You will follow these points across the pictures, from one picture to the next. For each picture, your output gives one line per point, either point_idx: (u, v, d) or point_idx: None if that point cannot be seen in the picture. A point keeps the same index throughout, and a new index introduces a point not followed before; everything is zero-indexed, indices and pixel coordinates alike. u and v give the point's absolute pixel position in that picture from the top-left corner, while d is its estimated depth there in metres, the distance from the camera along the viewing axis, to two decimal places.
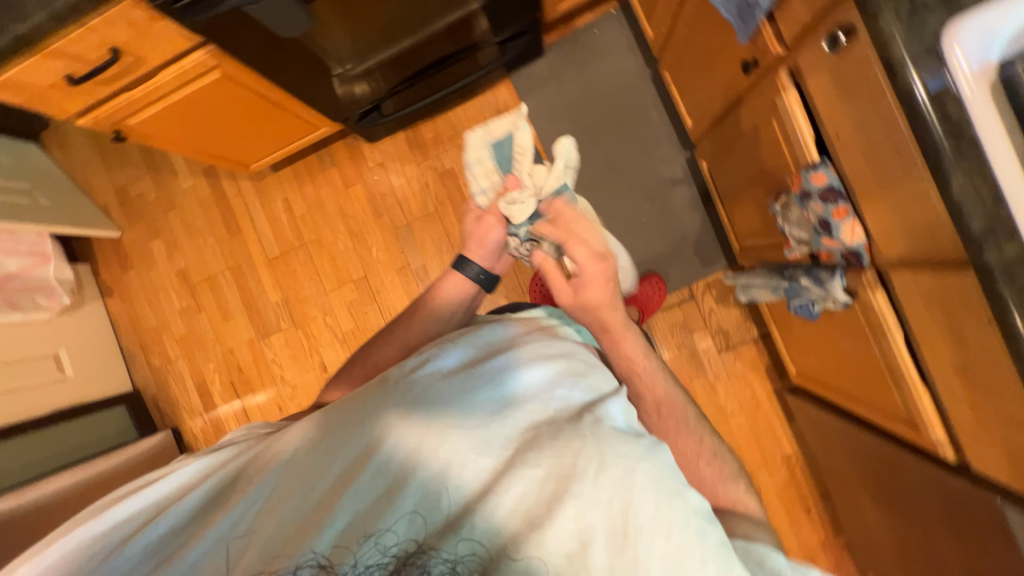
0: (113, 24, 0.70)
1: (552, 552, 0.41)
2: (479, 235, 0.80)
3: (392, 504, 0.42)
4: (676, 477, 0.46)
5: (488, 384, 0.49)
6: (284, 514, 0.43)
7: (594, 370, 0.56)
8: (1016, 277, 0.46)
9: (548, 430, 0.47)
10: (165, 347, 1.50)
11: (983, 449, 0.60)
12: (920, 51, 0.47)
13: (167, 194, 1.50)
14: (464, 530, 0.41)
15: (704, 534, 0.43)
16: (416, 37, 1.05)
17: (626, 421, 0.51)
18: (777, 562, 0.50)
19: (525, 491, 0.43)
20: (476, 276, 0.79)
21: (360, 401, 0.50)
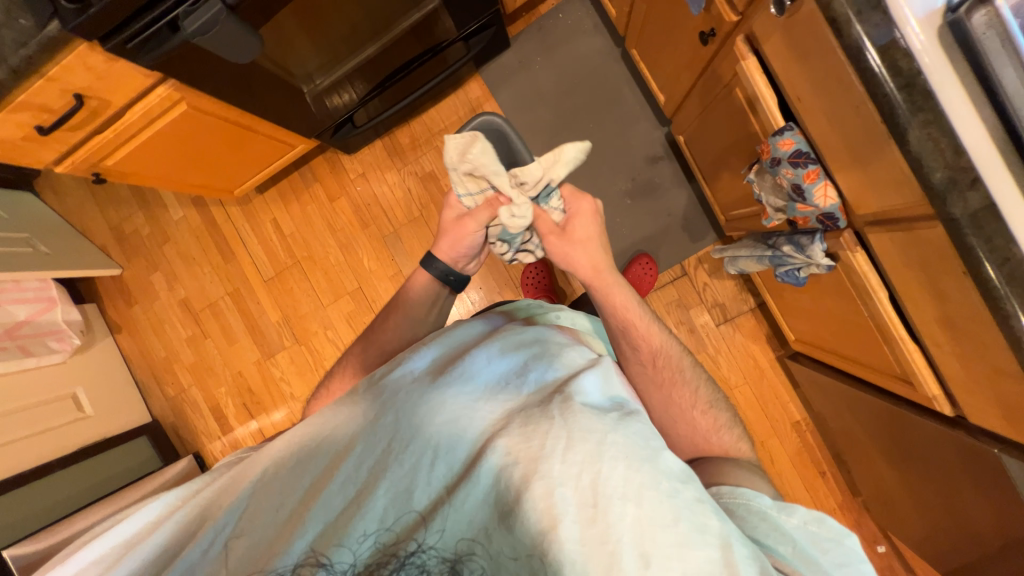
0: (72, 71, 0.71)
1: (523, 530, 0.42)
2: (454, 236, 0.79)
3: (367, 501, 0.44)
4: (647, 444, 0.46)
5: (457, 379, 0.51)
6: (270, 520, 0.46)
7: (568, 352, 0.57)
8: (984, 226, 0.45)
9: (516, 414, 0.48)
10: (177, 376, 1.53)
11: (975, 400, 0.60)
12: (864, 6, 0.45)
13: (160, 227, 1.53)
14: (437, 519, 0.43)
15: (676, 493, 0.44)
16: (380, 42, 1.05)
17: (599, 395, 0.51)
18: (764, 503, 0.54)
19: (494, 476, 0.44)
20: (442, 276, 0.82)
21: (338, 408, 0.52)
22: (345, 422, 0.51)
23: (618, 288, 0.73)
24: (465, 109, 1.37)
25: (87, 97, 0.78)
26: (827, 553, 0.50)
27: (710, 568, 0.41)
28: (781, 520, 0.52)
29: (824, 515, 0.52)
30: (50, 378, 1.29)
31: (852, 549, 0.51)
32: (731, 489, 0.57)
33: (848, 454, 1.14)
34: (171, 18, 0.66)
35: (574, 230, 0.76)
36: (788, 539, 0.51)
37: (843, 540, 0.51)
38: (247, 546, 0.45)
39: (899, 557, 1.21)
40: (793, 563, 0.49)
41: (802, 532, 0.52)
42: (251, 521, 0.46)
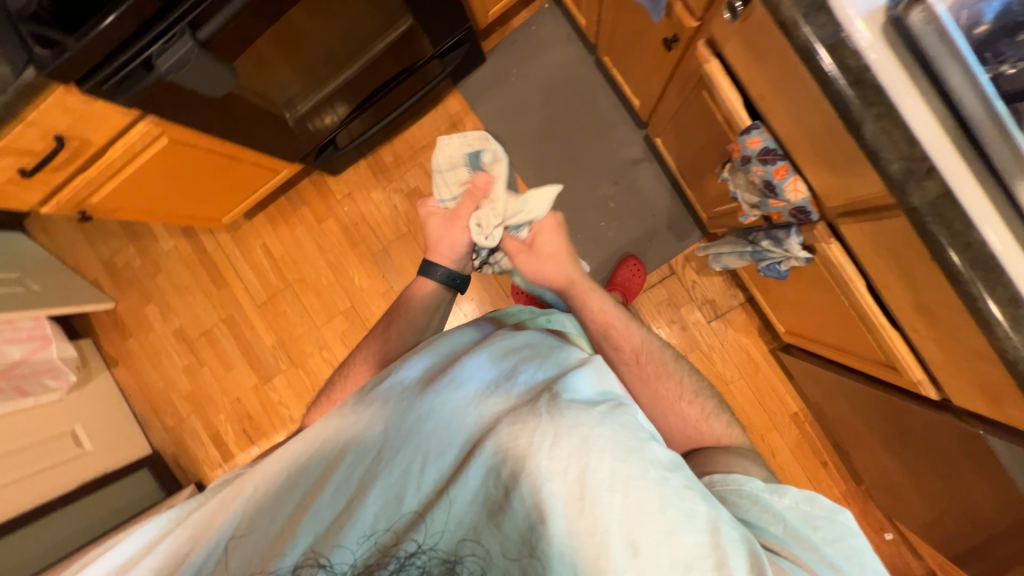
0: (50, 114, 0.72)
1: (512, 526, 0.42)
2: (449, 239, 0.85)
3: (358, 508, 0.44)
4: (635, 436, 0.46)
5: (446, 384, 0.52)
6: (263, 534, 0.46)
7: (557, 352, 0.58)
8: (943, 213, 0.45)
9: (504, 414, 0.48)
10: (176, 406, 1.53)
11: (957, 383, 0.60)
12: (810, 7, 0.47)
13: (151, 259, 1.54)
14: (427, 521, 0.43)
15: (663, 481, 0.44)
16: (358, 65, 1.05)
17: (590, 391, 0.50)
18: (756, 486, 0.53)
19: (482, 476, 0.44)
20: (445, 279, 0.86)
21: (330, 420, 0.53)
22: (337, 432, 0.51)
23: (597, 296, 0.77)
24: (445, 124, 1.39)
25: (69, 138, 0.79)
26: (819, 530, 0.50)
27: (698, 551, 0.42)
28: (773, 501, 0.52)
29: (814, 493, 0.52)
30: (48, 416, 1.28)
31: (844, 524, 0.51)
32: (722, 476, 0.55)
33: (847, 442, 1.14)
34: (143, 58, 0.69)
35: (542, 244, 0.83)
36: (780, 520, 0.51)
37: (835, 515, 0.51)
38: (241, 562, 0.46)
39: (906, 542, 1.21)
40: (784, 543, 0.49)
41: (794, 512, 0.51)
42: (245, 536, 0.47)
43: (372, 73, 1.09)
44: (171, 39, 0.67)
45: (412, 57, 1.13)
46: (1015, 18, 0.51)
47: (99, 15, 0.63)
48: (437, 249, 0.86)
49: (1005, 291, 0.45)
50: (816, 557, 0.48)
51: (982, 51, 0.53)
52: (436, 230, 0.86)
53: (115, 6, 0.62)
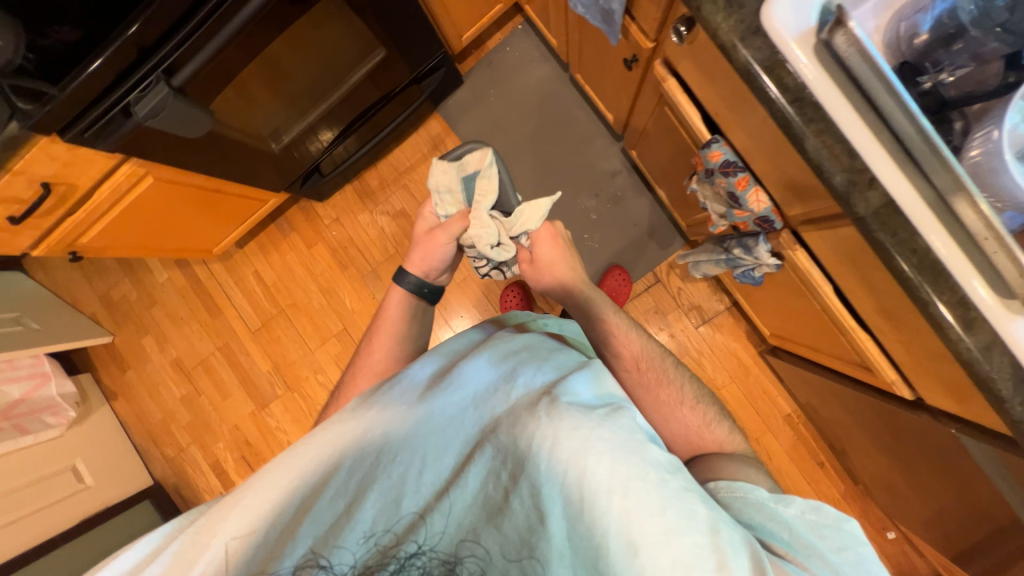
0: (36, 162, 0.75)
1: (511, 527, 0.43)
2: (424, 250, 0.86)
3: (357, 511, 0.44)
4: (635, 438, 0.46)
5: (446, 388, 0.52)
6: (255, 538, 0.45)
7: (557, 354, 0.58)
8: (887, 222, 0.47)
9: (504, 417, 0.48)
10: (176, 436, 1.54)
11: (927, 383, 0.61)
12: (747, 31, 0.49)
13: (147, 291, 1.56)
14: (427, 523, 0.44)
15: (663, 483, 0.43)
16: (340, 91, 1.08)
17: (590, 394, 0.51)
18: (761, 495, 0.52)
19: (482, 478, 0.45)
20: (416, 288, 0.87)
21: (329, 422, 0.52)
22: (334, 433, 0.50)
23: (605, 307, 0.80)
24: (427, 146, 1.42)
25: (55, 184, 0.82)
26: (825, 538, 0.48)
27: (699, 552, 0.41)
28: (779, 510, 0.50)
29: (821, 502, 0.50)
30: (48, 453, 1.29)
31: (851, 532, 0.49)
32: (728, 483, 0.55)
33: (841, 442, 1.14)
34: (123, 105, 0.72)
35: (540, 254, 0.87)
36: (785, 526, 0.49)
37: (842, 524, 0.49)
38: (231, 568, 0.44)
39: (909, 541, 1.20)
40: (791, 549, 0.48)
41: (801, 521, 0.49)
42: (234, 542, 0.44)
43: (350, 102, 1.12)
44: (147, 87, 0.71)
45: (390, 84, 1.16)
46: (951, 28, 0.52)
47: (87, 60, 0.66)
48: (413, 259, 0.87)
49: (953, 295, 0.46)
50: (823, 565, 0.47)
51: (920, 60, 0.54)
52: (418, 239, 0.88)
53: (104, 49, 0.65)
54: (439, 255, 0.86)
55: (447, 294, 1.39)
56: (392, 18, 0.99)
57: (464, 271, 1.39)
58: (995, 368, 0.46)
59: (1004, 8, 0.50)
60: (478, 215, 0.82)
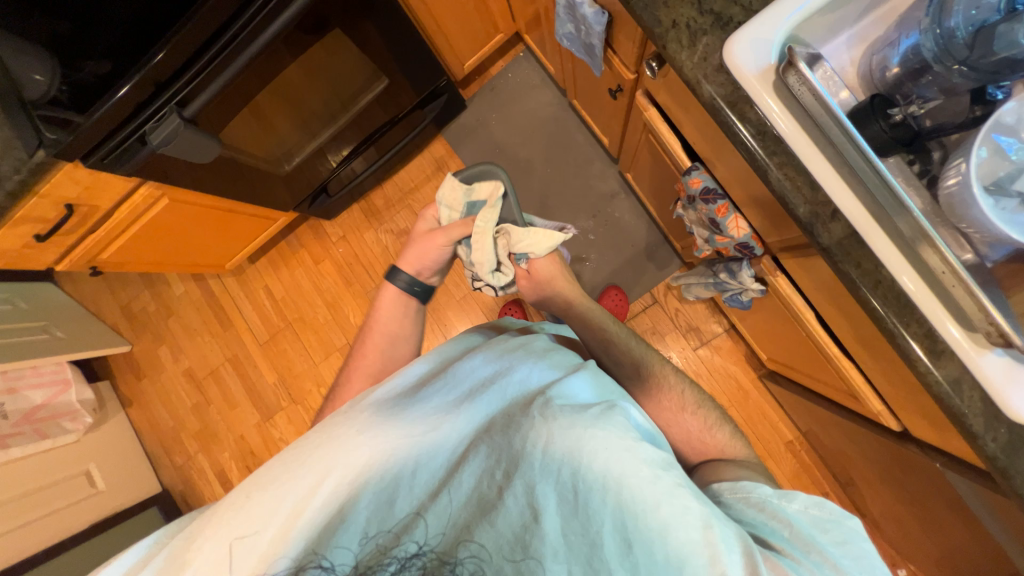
0: (61, 185, 0.81)
1: (507, 526, 0.43)
2: (419, 250, 0.86)
3: (354, 508, 0.45)
4: (629, 435, 0.48)
5: (443, 388, 0.55)
6: (245, 540, 0.44)
7: (551, 356, 0.61)
8: (850, 254, 0.48)
9: (500, 419, 0.51)
10: (185, 444, 1.59)
11: (910, 415, 0.60)
12: (711, 69, 0.51)
13: (164, 303, 1.64)
14: (423, 522, 0.44)
15: (656, 479, 0.44)
16: (351, 113, 1.13)
17: (583, 395, 0.53)
18: (763, 492, 0.51)
19: (477, 477, 0.46)
20: (408, 286, 0.86)
21: (325, 422, 0.53)
22: (330, 433, 0.51)
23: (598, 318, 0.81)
24: (431, 168, 1.47)
25: (78, 205, 0.88)
26: (828, 533, 0.46)
27: (691, 548, 0.41)
28: (782, 506, 0.49)
29: (825, 498, 0.48)
30: (64, 457, 1.34)
31: (854, 529, 0.46)
32: (731, 483, 0.53)
33: (844, 471, 1.11)
34: (139, 134, 0.78)
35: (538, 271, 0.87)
36: (786, 523, 0.47)
37: (846, 521, 0.47)
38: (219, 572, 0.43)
39: None
40: (789, 546, 0.46)
41: (804, 517, 0.47)
42: (225, 544, 0.44)
43: (356, 127, 1.18)
44: (162, 117, 0.77)
45: (395, 109, 1.21)
46: (915, 65, 0.51)
47: (117, 86, 0.72)
48: (406, 257, 0.87)
49: (919, 327, 0.46)
50: (821, 560, 0.44)
51: (892, 93, 0.54)
52: (417, 238, 0.88)
53: (130, 77, 0.71)
54: (435, 254, 0.86)
55: (447, 311, 1.41)
56: (396, 49, 1.05)
57: (463, 289, 1.41)
58: (965, 402, 0.46)
59: (965, 44, 0.48)
60: (480, 238, 0.83)
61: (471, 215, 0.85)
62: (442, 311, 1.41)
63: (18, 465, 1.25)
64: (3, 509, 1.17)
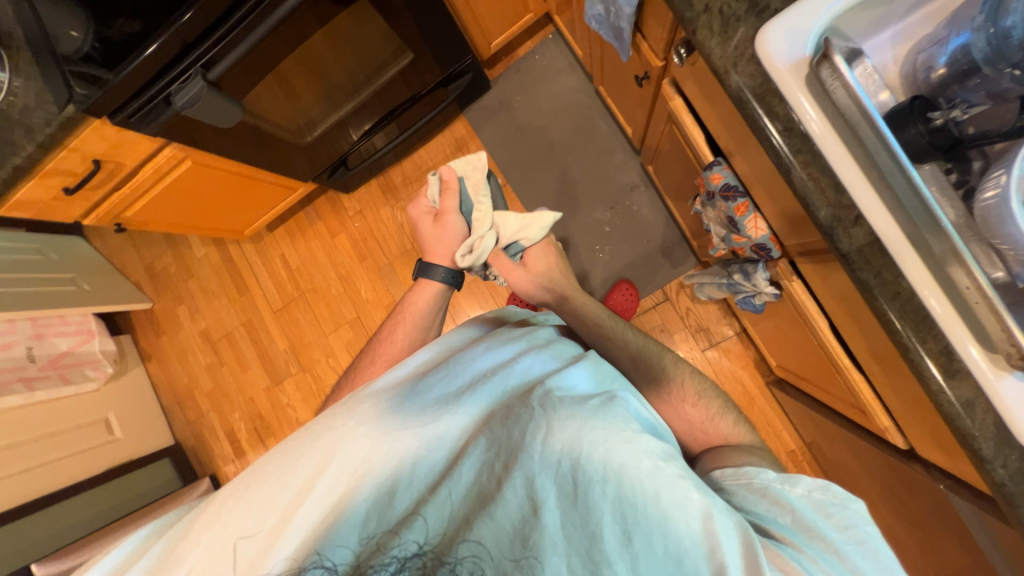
0: (89, 141, 0.83)
1: (506, 519, 0.42)
2: (444, 241, 0.86)
3: (355, 498, 0.46)
4: (629, 426, 0.47)
5: (443, 379, 0.56)
6: (248, 534, 0.45)
7: (551, 346, 0.61)
8: (870, 260, 0.46)
9: (500, 410, 0.51)
10: (197, 402, 1.65)
11: (918, 433, 0.58)
12: (740, 57, 0.48)
13: (185, 264, 1.68)
14: (421, 515, 0.44)
15: (655, 470, 0.44)
16: (374, 86, 1.12)
17: (583, 385, 0.53)
18: (766, 477, 0.50)
19: (477, 469, 0.46)
20: (444, 278, 0.86)
21: (326, 413, 0.54)
22: (330, 423, 0.52)
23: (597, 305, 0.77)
24: (451, 148, 1.46)
25: (104, 161, 0.91)
26: (833, 519, 0.45)
27: (690, 540, 0.41)
28: (785, 491, 0.48)
29: (829, 482, 0.48)
30: (85, 404, 1.41)
31: (859, 512, 0.45)
32: (733, 470, 0.53)
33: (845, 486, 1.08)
34: (164, 95, 0.79)
35: (532, 264, 0.89)
36: (789, 509, 0.47)
37: (851, 503, 0.46)
38: (220, 569, 0.44)
39: None
40: (791, 534, 0.45)
41: (808, 503, 0.47)
42: (230, 539, 0.45)
43: (379, 102, 1.17)
44: (186, 79, 0.78)
45: (419, 86, 1.20)
46: (962, 66, 0.48)
47: (141, 47, 0.73)
48: (435, 250, 0.86)
49: (936, 343, 0.44)
50: (824, 548, 0.44)
51: (935, 95, 0.51)
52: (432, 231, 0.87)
53: (156, 37, 0.72)
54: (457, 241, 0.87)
55: (457, 293, 1.41)
56: (423, 25, 1.04)
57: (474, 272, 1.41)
58: (977, 424, 0.44)
59: (1020, 44, 0.45)
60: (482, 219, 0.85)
61: (452, 177, 0.85)
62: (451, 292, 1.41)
63: (42, 407, 1.31)
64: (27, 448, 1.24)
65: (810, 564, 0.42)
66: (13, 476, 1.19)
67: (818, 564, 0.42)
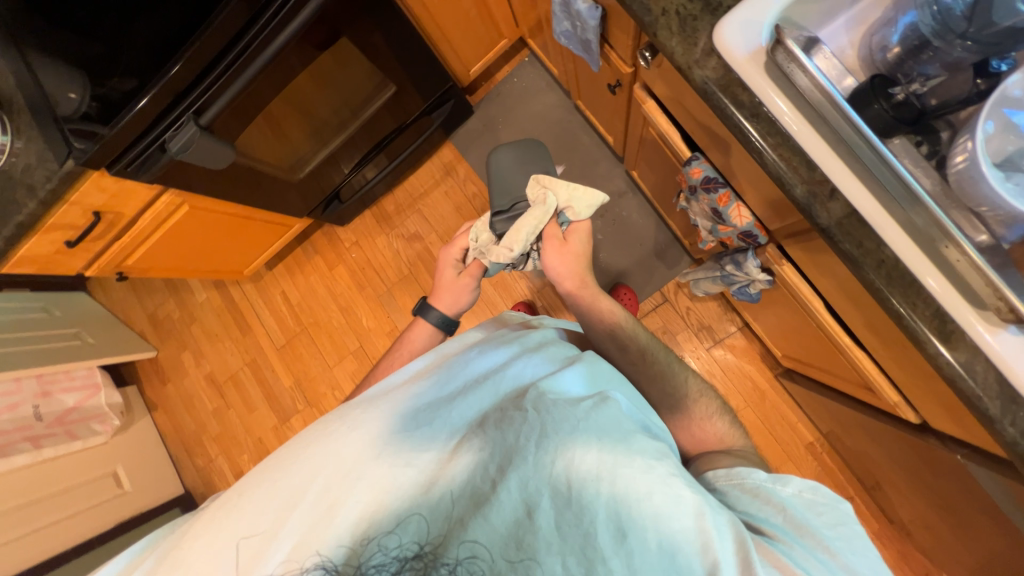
0: (89, 193, 0.86)
1: (500, 520, 0.43)
2: (451, 290, 0.81)
3: (351, 503, 0.46)
4: (622, 428, 0.48)
5: (438, 382, 0.56)
6: (246, 534, 0.47)
7: (547, 347, 0.61)
8: (850, 232, 0.47)
9: (493, 414, 0.51)
10: (206, 447, 1.63)
11: (926, 403, 0.57)
12: (703, 53, 0.51)
13: (187, 309, 1.70)
14: (419, 520, 0.45)
15: (649, 469, 0.45)
16: (361, 119, 1.16)
17: (579, 386, 0.54)
18: (758, 477, 0.51)
19: (471, 471, 0.47)
20: (439, 322, 0.79)
21: (321, 419, 0.55)
22: (325, 429, 0.53)
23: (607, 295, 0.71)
24: (440, 172, 1.50)
25: (104, 212, 0.94)
26: (822, 516, 0.47)
27: (683, 536, 0.43)
28: (776, 491, 0.50)
29: (816, 483, 0.50)
30: (93, 458, 1.40)
31: (848, 512, 0.48)
32: (726, 470, 0.53)
33: (869, 475, 1.05)
34: (159, 143, 0.82)
35: (572, 242, 0.76)
36: (780, 508, 0.48)
37: (839, 505, 0.48)
38: (223, 567, 0.46)
39: None
40: (782, 531, 0.47)
41: (800, 502, 0.48)
42: (232, 539, 0.47)
43: (367, 134, 1.21)
44: (180, 125, 0.82)
45: (403, 115, 1.24)
46: (914, 41, 0.51)
47: (136, 100, 0.77)
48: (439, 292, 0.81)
49: (927, 307, 0.45)
50: (815, 544, 0.45)
51: (893, 72, 0.52)
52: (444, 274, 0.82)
53: (149, 90, 0.76)
54: (461, 287, 0.81)
55: None
56: (404, 59, 1.08)
57: None
58: (980, 383, 0.44)
59: (962, 16, 0.49)
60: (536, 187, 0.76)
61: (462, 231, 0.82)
62: None
63: (51, 465, 1.30)
64: (37, 507, 1.22)
65: (803, 559, 0.44)
66: (27, 536, 1.17)
67: (810, 560, 0.44)
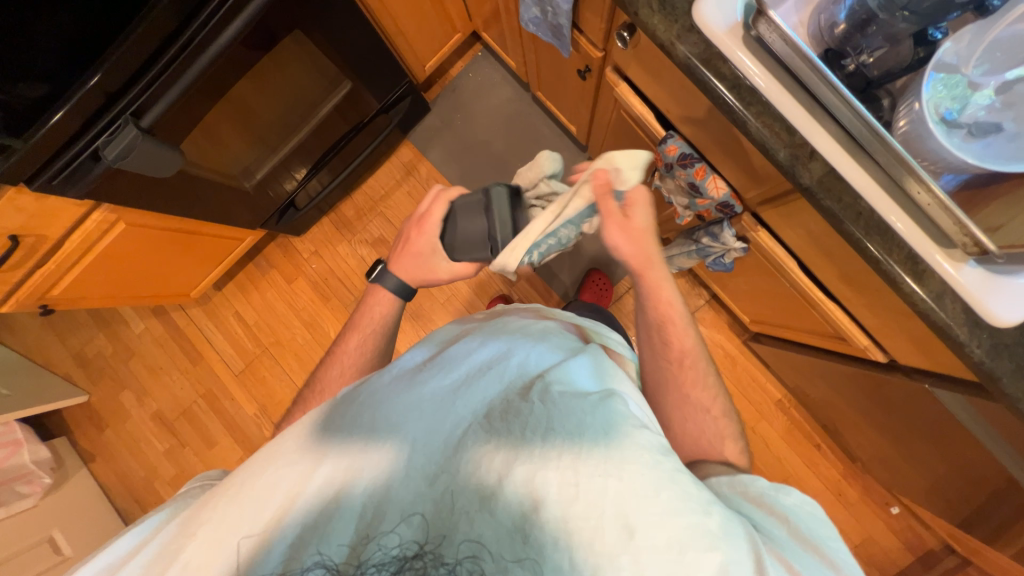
0: (4, 215, 0.75)
1: (506, 515, 0.43)
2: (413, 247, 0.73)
3: (351, 496, 0.45)
4: (628, 422, 0.48)
5: (441, 370, 0.54)
6: (246, 532, 0.44)
7: (552, 335, 0.61)
8: (830, 189, 0.51)
9: (499, 404, 0.50)
10: (160, 493, 1.47)
11: (896, 341, 0.64)
12: (684, 29, 0.53)
13: (122, 343, 1.52)
14: (418, 516, 0.43)
15: (657, 464, 0.45)
16: (312, 123, 1.10)
17: (588, 378, 0.53)
18: (761, 486, 0.52)
19: (475, 465, 0.46)
20: (395, 288, 0.75)
21: (324, 411, 0.54)
22: (331, 422, 0.52)
23: (665, 282, 0.66)
24: (400, 173, 1.46)
25: (23, 236, 0.81)
26: (824, 528, 0.48)
27: (691, 532, 0.41)
28: (780, 499, 0.50)
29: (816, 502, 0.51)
30: (23, 524, 1.21)
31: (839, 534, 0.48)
32: (730, 478, 0.56)
33: (832, 422, 1.16)
34: (91, 150, 0.73)
35: (634, 218, 0.64)
36: (784, 517, 0.49)
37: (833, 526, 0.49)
38: (214, 563, 0.43)
39: (913, 514, 1.22)
40: (786, 541, 0.46)
41: (800, 510, 0.49)
42: (222, 534, 0.45)
43: (322, 134, 1.15)
44: (115, 130, 0.72)
45: (358, 115, 1.19)
46: (861, 16, 0.54)
47: (50, 112, 0.68)
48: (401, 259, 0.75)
49: (900, 250, 0.50)
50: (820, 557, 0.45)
51: (842, 46, 0.56)
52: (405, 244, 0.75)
53: (65, 102, 0.67)
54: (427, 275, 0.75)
55: (433, 315, 1.38)
56: (357, 56, 1.04)
57: (445, 291, 1.39)
58: (949, 313, 0.50)
59: None
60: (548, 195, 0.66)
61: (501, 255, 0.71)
62: (426, 315, 1.38)
63: None
64: None
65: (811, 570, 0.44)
66: None
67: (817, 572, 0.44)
